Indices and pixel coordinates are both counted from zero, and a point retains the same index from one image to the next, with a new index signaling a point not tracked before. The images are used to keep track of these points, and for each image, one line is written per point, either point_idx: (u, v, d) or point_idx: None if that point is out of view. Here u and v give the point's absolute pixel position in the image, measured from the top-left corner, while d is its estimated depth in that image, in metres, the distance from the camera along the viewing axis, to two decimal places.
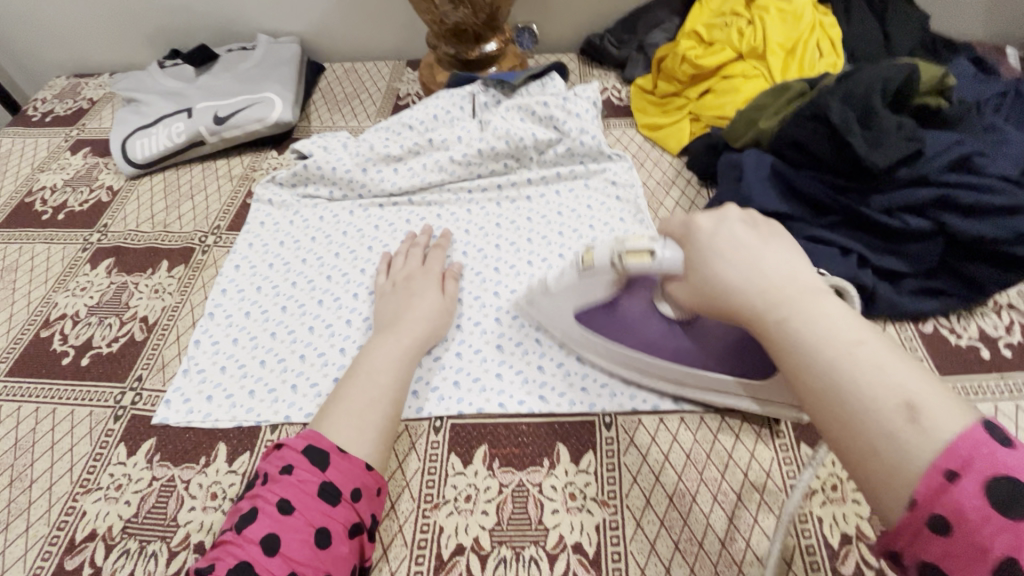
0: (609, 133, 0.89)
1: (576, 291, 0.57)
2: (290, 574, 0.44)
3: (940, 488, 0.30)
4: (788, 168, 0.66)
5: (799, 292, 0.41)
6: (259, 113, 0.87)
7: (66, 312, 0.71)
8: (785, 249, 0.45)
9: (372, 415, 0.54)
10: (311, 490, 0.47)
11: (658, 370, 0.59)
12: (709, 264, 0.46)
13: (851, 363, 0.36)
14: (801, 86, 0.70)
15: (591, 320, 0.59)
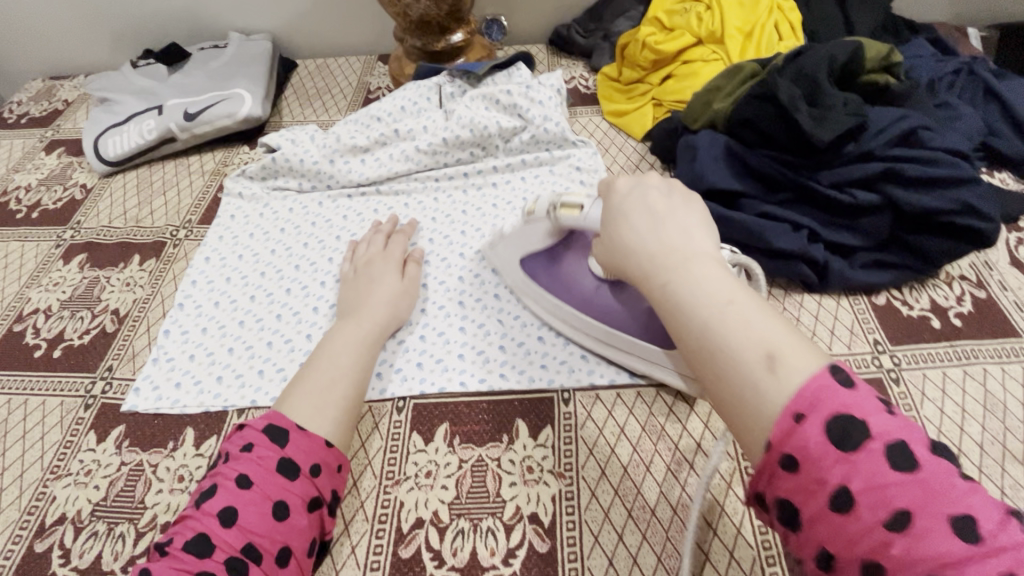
0: (575, 120, 0.90)
1: (521, 239, 0.64)
2: (247, 544, 0.45)
3: (789, 429, 0.33)
4: (741, 146, 0.68)
5: (686, 258, 0.44)
6: (228, 109, 0.88)
7: (39, 307, 0.73)
8: (686, 215, 0.48)
9: (332, 395, 0.55)
10: (270, 465, 0.49)
11: (589, 331, 0.62)
12: (619, 232, 0.49)
13: (722, 321, 0.39)
14: (754, 66, 0.71)
15: (535, 271, 0.65)
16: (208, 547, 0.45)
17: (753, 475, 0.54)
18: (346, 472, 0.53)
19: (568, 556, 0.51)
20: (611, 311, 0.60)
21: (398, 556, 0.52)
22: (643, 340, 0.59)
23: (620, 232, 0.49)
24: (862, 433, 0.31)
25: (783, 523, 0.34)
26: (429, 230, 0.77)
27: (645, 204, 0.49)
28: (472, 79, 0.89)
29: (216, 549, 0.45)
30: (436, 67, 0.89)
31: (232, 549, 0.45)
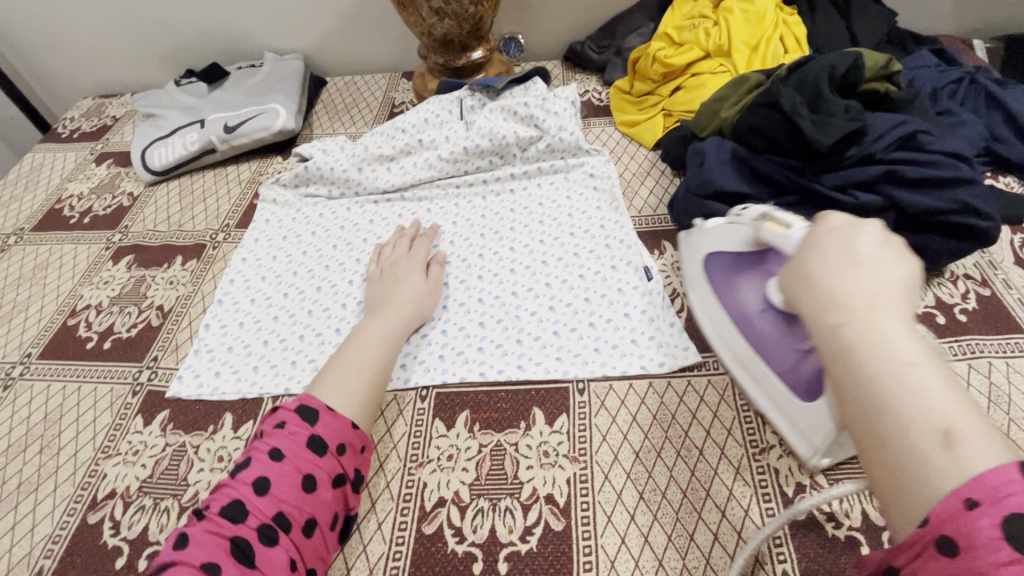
0: (589, 131, 0.95)
1: (718, 237, 0.63)
2: (278, 513, 0.48)
3: (956, 512, 0.27)
4: (747, 152, 0.71)
5: (881, 301, 0.34)
6: (265, 122, 0.95)
7: (91, 303, 0.78)
8: (896, 257, 0.37)
9: (360, 382, 0.59)
10: (302, 441, 0.52)
11: (735, 346, 0.60)
12: (804, 259, 0.40)
13: (896, 381, 0.31)
14: (759, 76, 0.75)
15: (711, 269, 0.64)
16: (242, 513, 0.48)
17: (762, 461, 0.56)
18: (369, 454, 0.57)
19: (583, 534, 0.54)
20: (763, 337, 0.57)
21: (422, 532, 0.55)
22: (783, 382, 0.54)
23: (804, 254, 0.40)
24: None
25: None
26: (451, 234, 0.81)
27: (858, 239, 0.38)
28: (492, 93, 0.94)
29: (249, 515, 0.48)
30: (457, 82, 0.95)
31: (265, 517, 0.48)
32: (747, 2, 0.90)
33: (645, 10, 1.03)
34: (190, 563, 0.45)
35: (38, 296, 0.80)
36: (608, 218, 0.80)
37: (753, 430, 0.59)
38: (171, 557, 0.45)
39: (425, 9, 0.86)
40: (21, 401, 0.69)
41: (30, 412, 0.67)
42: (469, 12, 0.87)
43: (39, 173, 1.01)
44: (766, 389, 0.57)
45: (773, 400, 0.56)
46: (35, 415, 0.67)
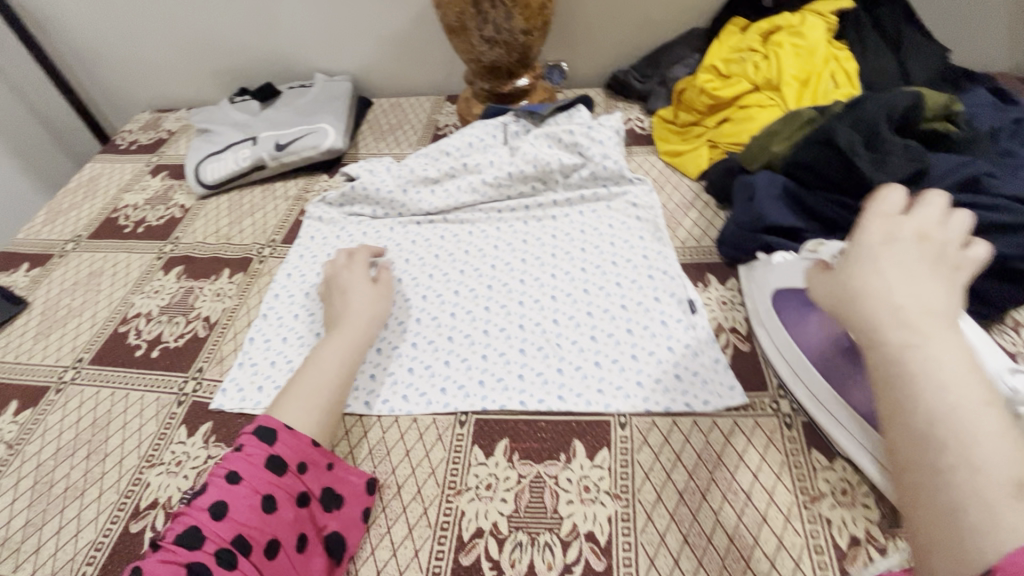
0: (631, 159, 0.95)
1: (789, 271, 0.63)
2: (237, 536, 0.49)
3: (1016, 570, 0.27)
4: (799, 188, 0.70)
5: (940, 324, 0.36)
6: (314, 141, 0.97)
7: (142, 311, 0.81)
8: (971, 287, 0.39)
9: (317, 399, 0.60)
10: (258, 462, 0.53)
11: (811, 383, 0.60)
12: (861, 270, 0.41)
13: (963, 418, 0.32)
14: (812, 112, 0.74)
15: (783, 304, 0.65)
16: (199, 539, 0.48)
17: (813, 510, 0.54)
18: (335, 471, 0.58)
19: None
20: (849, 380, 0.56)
21: (458, 563, 0.54)
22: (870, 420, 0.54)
23: (853, 264, 0.41)
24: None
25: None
26: (491, 258, 0.81)
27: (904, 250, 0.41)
28: (536, 120, 0.95)
29: (206, 541, 0.48)
30: (503, 107, 0.96)
31: (223, 541, 0.48)
32: (797, 36, 0.90)
33: (690, 41, 1.03)
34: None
35: (91, 302, 0.83)
36: (650, 246, 0.79)
37: (803, 476, 0.57)
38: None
39: (477, 38, 0.88)
40: (71, 405, 0.70)
41: (79, 417, 0.69)
42: (519, 41, 0.89)
43: (98, 183, 1.06)
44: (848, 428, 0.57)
45: (858, 442, 0.56)
46: (84, 419, 0.69)
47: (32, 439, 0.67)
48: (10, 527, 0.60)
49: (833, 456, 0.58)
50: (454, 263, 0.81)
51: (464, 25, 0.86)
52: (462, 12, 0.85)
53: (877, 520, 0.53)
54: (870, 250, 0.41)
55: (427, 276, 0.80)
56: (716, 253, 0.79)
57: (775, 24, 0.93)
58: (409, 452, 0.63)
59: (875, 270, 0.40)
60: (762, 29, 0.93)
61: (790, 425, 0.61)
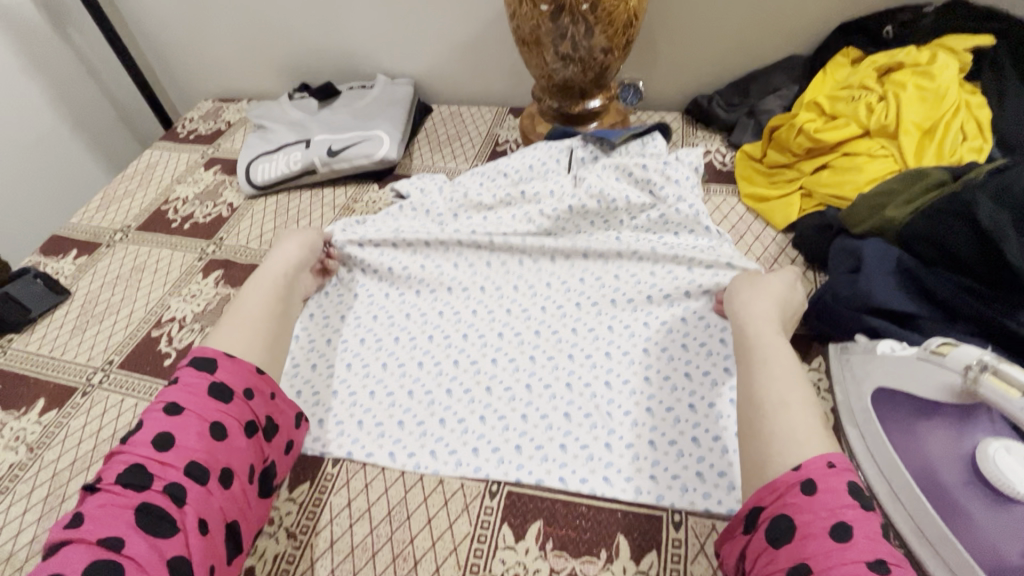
0: (708, 199, 0.85)
1: (902, 370, 0.52)
2: (189, 463, 0.50)
3: (824, 469, 0.44)
4: (916, 264, 0.59)
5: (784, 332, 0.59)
6: (368, 149, 0.93)
7: (176, 316, 0.78)
8: (776, 297, 0.61)
9: (245, 332, 0.62)
10: (202, 391, 0.54)
11: (920, 513, 0.50)
12: (759, 285, 0.63)
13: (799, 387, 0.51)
14: (942, 173, 0.62)
15: (887, 406, 0.54)
16: (146, 478, 0.49)
17: None
18: (278, 401, 0.59)
19: None
20: (968, 519, 0.47)
21: None
22: None
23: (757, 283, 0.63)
24: (869, 501, 0.43)
25: (766, 535, 0.44)
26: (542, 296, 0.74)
27: (796, 294, 0.63)
28: (606, 147, 0.86)
29: (153, 479, 0.49)
30: (571, 130, 0.88)
31: (171, 475, 0.49)
32: (923, 76, 0.77)
33: (789, 69, 0.92)
34: (88, 541, 0.45)
35: (129, 301, 0.81)
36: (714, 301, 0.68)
37: None
38: (66, 535, 0.45)
39: (551, 54, 0.80)
40: (94, 411, 0.68)
41: (100, 425, 0.67)
42: (597, 60, 0.81)
43: (153, 171, 1.05)
44: None
45: None
46: (105, 430, 0.66)
47: (52, 444, 0.65)
48: (18, 541, 0.58)
49: None
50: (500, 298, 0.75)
51: (539, 39, 0.78)
52: (537, 25, 0.77)
53: None
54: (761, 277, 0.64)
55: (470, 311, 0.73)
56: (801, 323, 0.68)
57: (897, 59, 0.80)
58: (431, 520, 0.56)
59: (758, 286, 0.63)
60: (878, 64, 0.81)
61: None
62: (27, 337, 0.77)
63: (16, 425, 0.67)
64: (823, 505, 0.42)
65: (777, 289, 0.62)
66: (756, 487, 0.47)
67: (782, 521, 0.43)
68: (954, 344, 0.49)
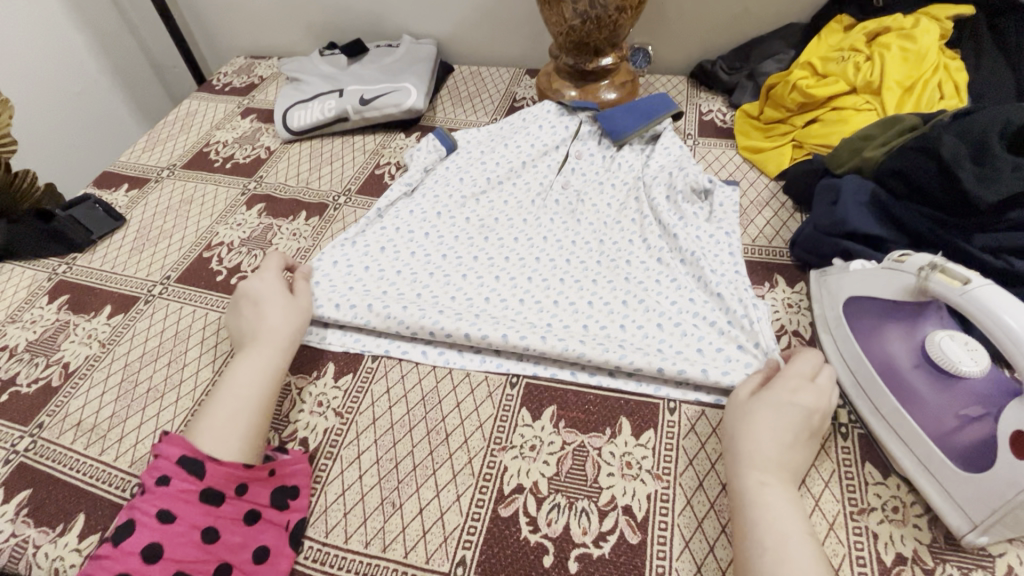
0: (709, 151, 0.93)
1: (867, 281, 0.61)
2: (178, 572, 0.49)
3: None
4: (887, 196, 0.67)
5: (783, 463, 0.52)
6: (396, 99, 1.00)
7: (225, 241, 0.86)
8: (766, 419, 0.54)
9: (238, 425, 0.57)
10: (191, 498, 0.52)
11: (875, 396, 0.59)
12: (747, 409, 0.56)
13: (788, 550, 0.46)
14: (915, 119, 0.70)
15: (855, 313, 0.63)
16: None
17: (859, 522, 0.53)
18: (275, 479, 0.57)
19: (658, 553, 0.52)
20: (913, 392, 0.56)
21: (497, 514, 0.56)
22: (934, 441, 0.53)
23: (743, 407, 0.56)
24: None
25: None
26: (543, 281, 0.75)
27: (801, 415, 0.54)
28: (612, 142, 0.91)
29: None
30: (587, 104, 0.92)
31: None
32: (907, 39, 0.84)
33: (787, 35, 1.00)
34: None
35: (180, 227, 0.89)
36: (738, 378, 0.62)
37: (855, 488, 0.56)
38: None
39: (570, 11, 0.87)
40: (156, 316, 0.77)
41: (163, 327, 0.75)
42: (611, 18, 0.88)
43: (193, 118, 1.12)
44: (909, 447, 0.55)
45: (917, 459, 0.54)
46: (168, 331, 0.75)
47: (121, 341, 0.74)
48: (99, 415, 0.67)
49: (889, 472, 0.57)
50: (482, 288, 0.75)
51: None
52: None
53: (927, 543, 0.52)
54: (745, 400, 0.57)
55: (445, 313, 0.70)
56: (787, 255, 0.77)
57: (884, 25, 0.88)
58: (459, 404, 0.65)
59: (744, 410, 0.56)
60: (868, 30, 0.89)
61: (845, 435, 0.60)
62: (89, 256, 0.85)
63: (87, 326, 0.76)
64: None
65: (771, 414, 0.54)
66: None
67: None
68: (912, 254, 0.58)
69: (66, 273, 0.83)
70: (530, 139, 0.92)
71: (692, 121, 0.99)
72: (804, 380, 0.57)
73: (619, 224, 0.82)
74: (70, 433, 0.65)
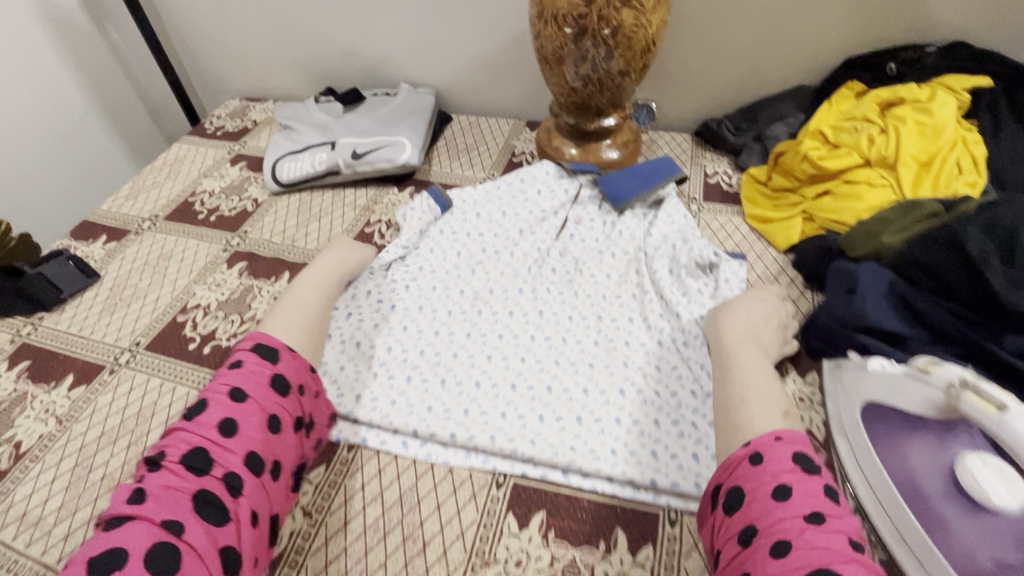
0: (714, 218, 0.89)
1: (891, 387, 0.56)
2: (247, 449, 0.54)
3: (770, 442, 0.51)
4: (908, 288, 0.62)
5: (758, 338, 0.65)
6: (390, 154, 0.97)
7: (201, 303, 0.81)
8: (746, 309, 0.67)
9: (296, 316, 0.69)
10: (264, 382, 0.58)
11: (904, 522, 0.53)
12: (730, 304, 0.68)
13: (756, 383, 0.58)
14: (935, 205, 0.67)
15: (878, 420, 0.58)
16: (207, 464, 0.52)
17: None
18: (321, 399, 0.64)
19: None
20: (943, 525, 0.50)
21: None
22: None
23: (730, 303, 0.69)
24: (814, 465, 0.49)
25: (724, 508, 0.49)
26: (536, 362, 0.71)
27: (768, 307, 0.68)
28: (613, 206, 0.87)
29: (213, 466, 0.52)
30: (588, 167, 0.90)
31: (229, 465, 0.53)
32: (923, 113, 0.81)
33: (796, 98, 0.96)
34: (153, 520, 0.48)
35: (156, 287, 0.85)
36: None
37: None
38: (130, 511, 0.48)
39: (571, 73, 0.84)
40: (120, 389, 0.71)
41: (126, 403, 0.70)
42: (614, 81, 0.84)
43: (182, 164, 1.09)
44: None
45: None
46: (131, 407, 0.69)
47: (80, 418, 0.68)
48: (46, 507, 0.61)
49: None
50: (472, 369, 0.71)
51: (560, 59, 0.82)
52: (561, 46, 0.81)
53: None
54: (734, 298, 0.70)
55: (433, 408, 0.67)
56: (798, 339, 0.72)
57: (899, 95, 0.85)
58: (440, 506, 0.59)
59: (731, 304, 0.68)
60: (881, 99, 0.86)
61: None
62: (57, 316, 0.81)
63: (45, 399, 0.71)
64: (766, 472, 0.48)
65: (749, 307, 0.68)
66: (720, 466, 0.53)
67: (731, 494, 0.49)
68: (939, 364, 0.52)
69: (30, 336, 0.78)
70: (527, 205, 0.88)
71: (697, 183, 0.95)
72: (768, 293, 0.71)
73: (619, 299, 0.77)
74: (13, 527, 0.60)
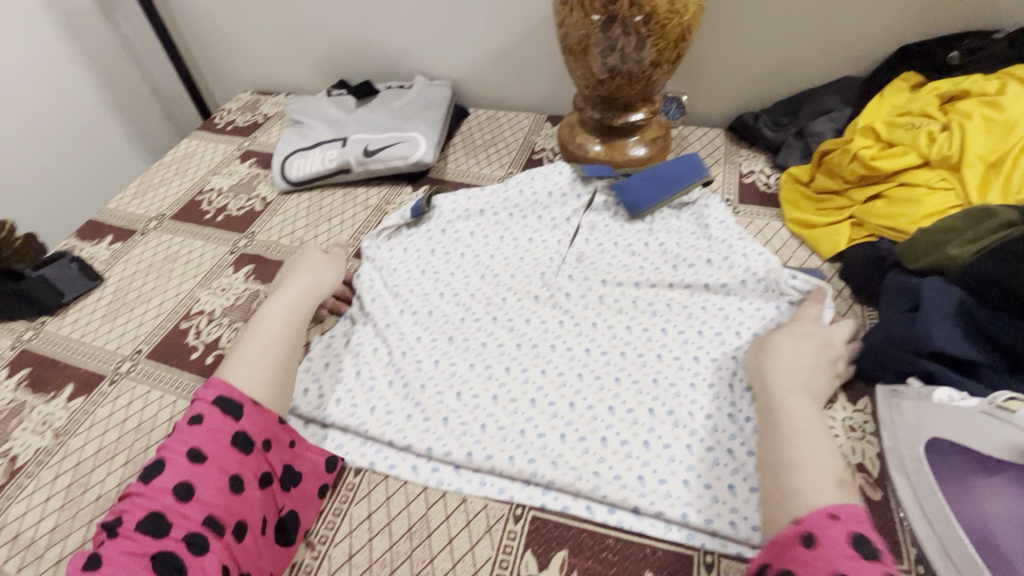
0: (751, 222, 0.82)
1: (960, 425, 0.49)
2: (205, 515, 0.50)
3: (824, 520, 0.43)
4: (980, 308, 0.55)
5: (803, 383, 0.56)
6: (403, 151, 0.92)
7: (205, 309, 0.78)
8: (793, 347, 0.59)
9: (262, 360, 0.61)
10: (222, 440, 0.54)
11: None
12: (776, 341, 0.60)
13: (805, 439, 0.50)
14: (1012, 215, 0.58)
15: (948, 463, 0.51)
16: (164, 527, 0.49)
17: None
18: (299, 448, 0.59)
19: None
20: None
21: None
22: None
23: (777, 335, 0.61)
24: (877, 552, 0.41)
25: None
26: (558, 375, 0.65)
27: (815, 346, 0.60)
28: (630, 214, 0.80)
29: (172, 527, 0.49)
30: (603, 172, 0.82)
31: (190, 526, 0.49)
32: (991, 106, 0.73)
33: (842, 91, 0.88)
34: None
35: (160, 291, 0.81)
36: None
37: None
38: None
39: (597, 65, 0.77)
40: (120, 401, 0.68)
41: (125, 417, 0.66)
42: (645, 73, 0.78)
43: (189, 160, 1.05)
44: None
45: None
46: (130, 421, 0.66)
47: (77, 432, 0.65)
48: (38, 529, 0.58)
49: None
50: (489, 382, 0.66)
51: (586, 49, 0.76)
52: (586, 36, 0.75)
53: None
54: (790, 329, 0.62)
55: (448, 426, 0.62)
56: None
57: (962, 87, 0.76)
58: (452, 541, 0.55)
59: (780, 337, 0.60)
60: (940, 92, 0.78)
61: None
62: (59, 320, 0.78)
63: (44, 409, 0.68)
64: (822, 557, 0.41)
65: (795, 345, 0.59)
66: (767, 540, 0.46)
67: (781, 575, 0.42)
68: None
69: (31, 341, 0.76)
70: (537, 208, 0.82)
71: (731, 184, 0.88)
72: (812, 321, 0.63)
73: (652, 308, 0.70)
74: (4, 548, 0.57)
